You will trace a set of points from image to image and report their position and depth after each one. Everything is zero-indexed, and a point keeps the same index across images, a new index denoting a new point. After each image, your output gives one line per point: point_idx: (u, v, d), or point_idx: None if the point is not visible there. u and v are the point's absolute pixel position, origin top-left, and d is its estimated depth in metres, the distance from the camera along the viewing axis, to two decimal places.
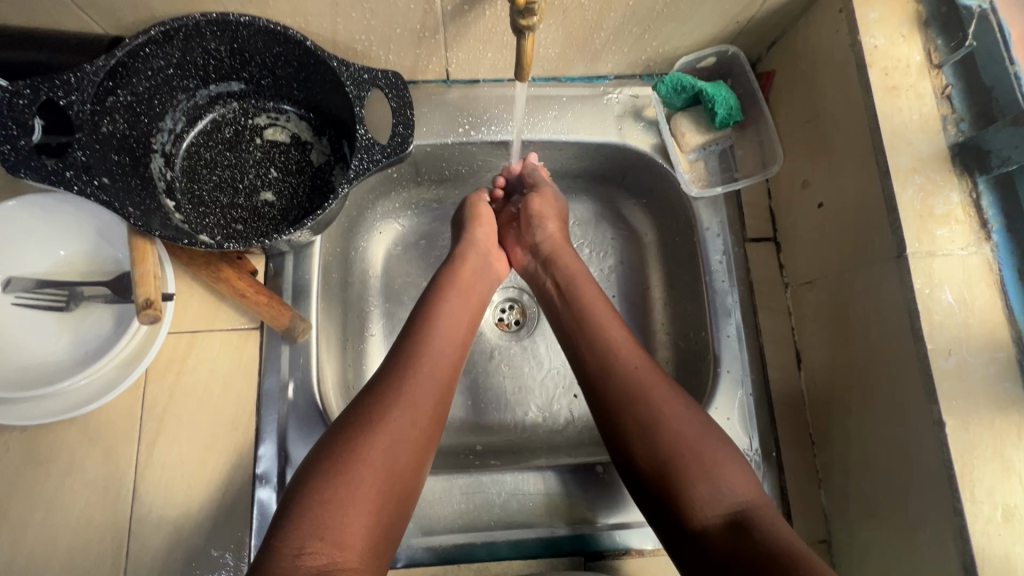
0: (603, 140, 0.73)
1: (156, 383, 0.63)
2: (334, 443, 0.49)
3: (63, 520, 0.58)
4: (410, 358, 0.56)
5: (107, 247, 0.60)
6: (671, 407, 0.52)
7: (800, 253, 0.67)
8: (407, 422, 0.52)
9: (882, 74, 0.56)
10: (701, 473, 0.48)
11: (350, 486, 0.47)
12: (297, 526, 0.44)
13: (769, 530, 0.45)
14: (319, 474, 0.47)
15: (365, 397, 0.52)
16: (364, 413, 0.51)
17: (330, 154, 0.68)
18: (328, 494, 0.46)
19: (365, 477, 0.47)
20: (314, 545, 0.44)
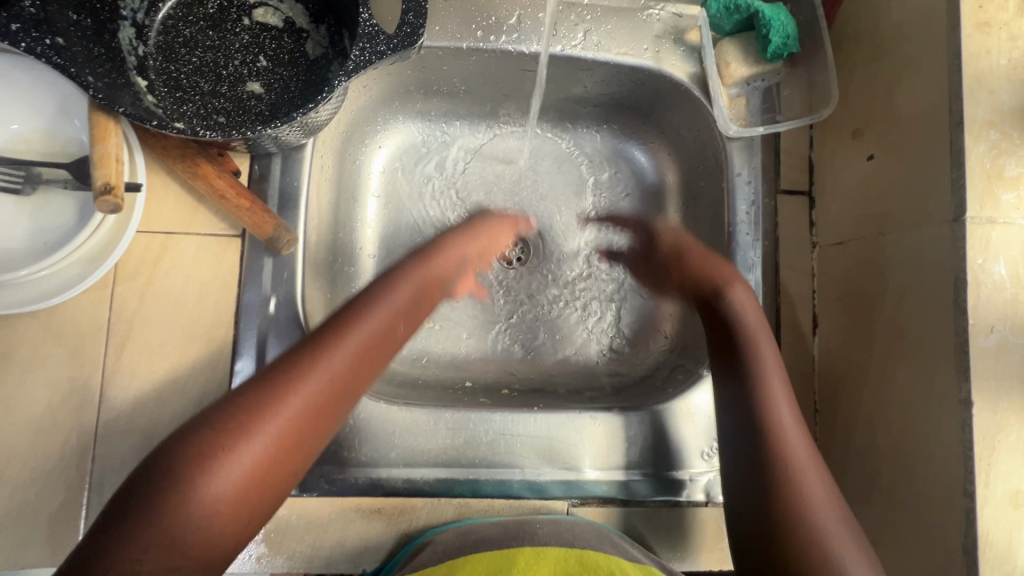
0: (637, 64, 0.65)
1: (126, 285, 0.58)
2: (204, 420, 0.41)
3: (26, 418, 0.55)
4: (313, 343, 0.47)
5: (69, 126, 0.53)
6: (790, 416, 0.52)
7: (836, 210, 0.62)
8: (303, 413, 0.44)
9: (975, 6, 0.48)
10: (797, 472, 0.49)
11: (205, 491, 0.39)
12: (132, 521, 0.37)
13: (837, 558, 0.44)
14: (170, 470, 0.39)
15: (246, 402, 0.43)
16: (236, 410, 0.42)
17: (327, 45, 0.60)
18: (177, 484, 0.39)
19: (238, 478, 0.40)
20: (160, 546, 0.37)
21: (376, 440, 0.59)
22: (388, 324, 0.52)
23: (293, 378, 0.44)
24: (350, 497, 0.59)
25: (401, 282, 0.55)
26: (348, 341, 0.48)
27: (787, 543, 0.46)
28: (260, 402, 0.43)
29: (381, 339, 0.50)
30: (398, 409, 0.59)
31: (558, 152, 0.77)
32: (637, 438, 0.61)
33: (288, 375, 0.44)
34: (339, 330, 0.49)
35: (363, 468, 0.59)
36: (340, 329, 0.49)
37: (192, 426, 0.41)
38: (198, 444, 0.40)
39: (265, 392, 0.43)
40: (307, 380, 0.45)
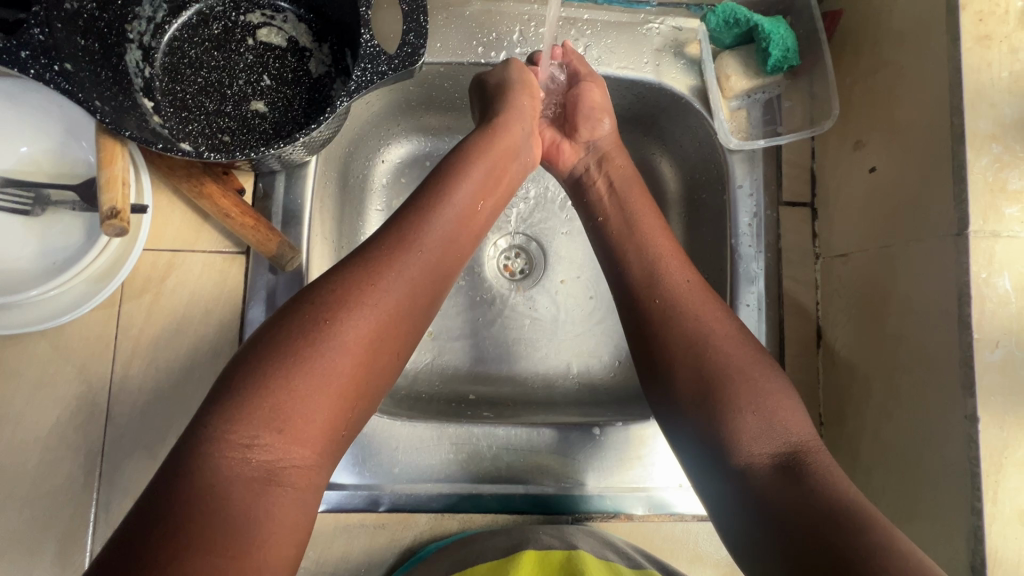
0: (637, 77, 0.65)
1: (132, 302, 0.58)
2: (296, 318, 0.42)
3: (34, 435, 0.56)
4: (394, 243, 0.47)
5: (77, 148, 0.54)
6: (734, 347, 0.48)
7: (839, 221, 0.61)
8: (388, 317, 0.45)
9: (974, 19, 0.48)
10: (756, 394, 0.45)
11: (309, 382, 0.40)
12: (237, 414, 0.39)
13: (823, 474, 0.41)
14: (271, 367, 0.40)
15: (314, 319, 0.42)
16: (321, 308, 0.43)
17: (331, 63, 0.61)
18: (280, 379, 0.40)
19: (320, 385, 0.41)
20: (267, 438, 0.39)
21: (379, 456, 0.59)
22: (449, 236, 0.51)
23: (361, 290, 0.44)
24: (354, 512, 0.59)
25: (473, 156, 0.55)
26: (425, 248, 0.48)
27: (756, 483, 0.42)
28: (328, 311, 0.43)
29: (449, 252, 0.50)
30: (401, 425, 0.59)
31: None
32: (640, 453, 0.61)
33: (350, 287, 0.44)
34: (396, 240, 0.48)
35: (365, 485, 0.58)
36: (399, 240, 0.47)
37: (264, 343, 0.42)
38: (278, 354, 0.41)
39: (332, 309, 0.43)
40: (377, 292, 0.45)
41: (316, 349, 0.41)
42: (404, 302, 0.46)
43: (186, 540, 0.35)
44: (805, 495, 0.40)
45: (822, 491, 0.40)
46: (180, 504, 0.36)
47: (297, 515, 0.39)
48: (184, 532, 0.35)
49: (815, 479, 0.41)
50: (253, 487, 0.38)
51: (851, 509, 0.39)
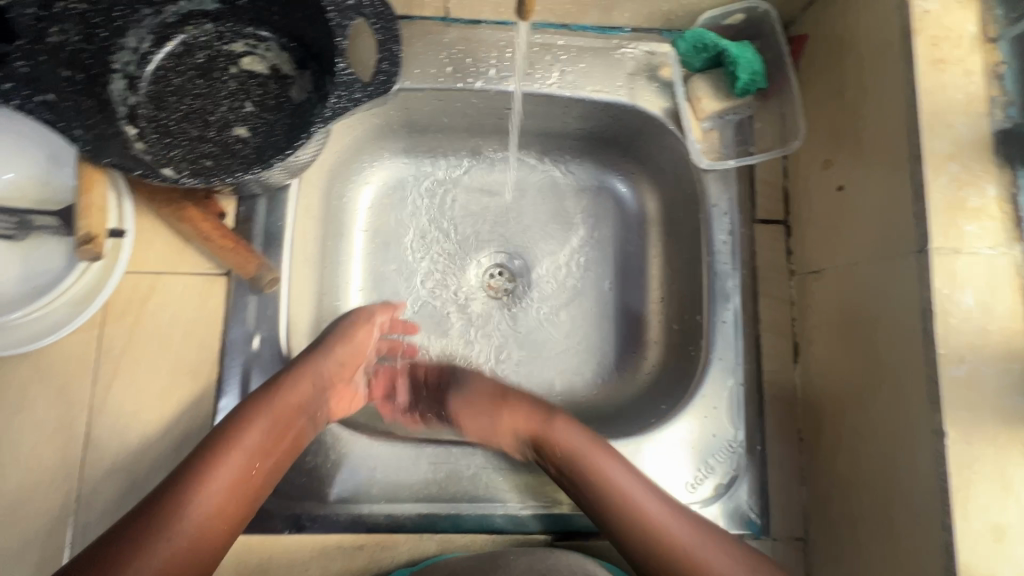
0: (612, 100, 0.67)
1: (113, 324, 0.59)
2: (235, 417, 0.55)
3: (11, 459, 0.56)
4: (274, 387, 0.57)
5: (61, 174, 0.55)
6: (575, 442, 0.58)
7: (812, 239, 0.62)
8: (281, 414, 0.56)
9: (929, 43, 0.49)
10: (598, 473, 0.56)
11: (225, 472, 0.52)
12: (178, 494, 0.50)
13: (642, 528, 0.54)
14: (201, 467, 0.52)
15: (215, 434, 0.54)
16: (223, 429, 0.54)
17: (312, 90, 0.62)
18: (205, 468, 0.52)
19: (204, 502, 0.51)
20: (202, 518, 0.50)
21: (358, 476, 0.59)
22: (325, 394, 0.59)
23: (245, 425, 0.54)
24: (331, 534, 0.58)
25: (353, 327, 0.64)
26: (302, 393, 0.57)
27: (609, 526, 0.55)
28: (220, 440, 0.54)
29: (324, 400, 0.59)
30: (380, 444, 0.60)
31: (542, 185, 0.78)
32: None
33: (238, 424, 0.54)
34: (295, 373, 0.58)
35: (345, 505, 0.59)
36: (288, 376, 0.58)
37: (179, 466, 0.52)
38: (180, 481, 0.51)
39: (244, 415, 0.55)
40: (284, 390, 0.57)
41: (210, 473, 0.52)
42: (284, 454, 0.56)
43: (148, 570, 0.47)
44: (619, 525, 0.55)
45: (649, 537, 0.53)
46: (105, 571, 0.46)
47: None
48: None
49: (629, 532, 0.54)
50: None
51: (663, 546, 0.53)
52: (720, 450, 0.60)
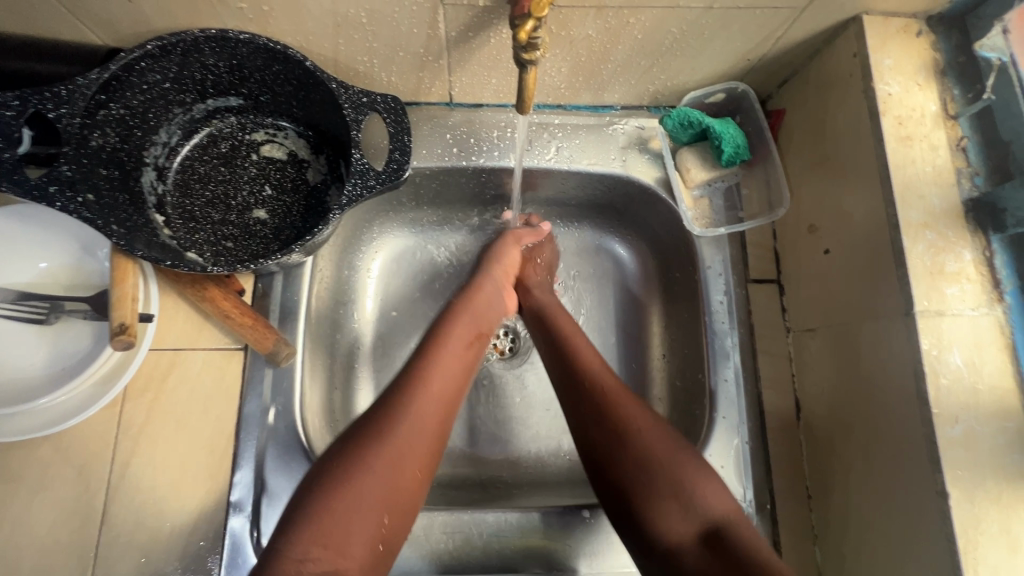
0: (607, 171, 0.71)
1: (133, 402, 0.61)
2: (357, 431, 0.48)
3: (30, 540, 0.57)
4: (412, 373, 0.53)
5: (93, 261, 0.59)
6: (654, 437, 0.52)
7: (803, 298, 0.65)
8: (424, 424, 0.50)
9: (895, 122, 0.54)
10: (675, 481, 0.49)
11: (359, 482, 0.45)
12: (296, 532, 0.42)
13: (741, 544, 0.46)
14: (322, 493, 0.44)
15: (356, 430, 0.48)
16: (370, 429, 0.48)
17: (326, 173, 0.67)
18: (339, 483, 0.44)
19: (355, 507, 0.44)
20: (317, 552, 0.42)
21: None
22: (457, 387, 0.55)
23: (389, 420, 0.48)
24: None
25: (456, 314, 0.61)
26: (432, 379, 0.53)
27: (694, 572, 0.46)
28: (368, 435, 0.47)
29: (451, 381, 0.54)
30: None
31: None
32: None
33: (387, 418, 0.49)
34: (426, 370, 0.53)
35: None
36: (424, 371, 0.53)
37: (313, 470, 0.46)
38: (325, 476, 0.45)
39: (378, 424, 0.48)
40: (428, 372, 0.53)
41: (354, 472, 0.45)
42: (437, 443, 0.50)
43: None
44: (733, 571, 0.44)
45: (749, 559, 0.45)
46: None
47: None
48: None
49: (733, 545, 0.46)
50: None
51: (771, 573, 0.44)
52: None
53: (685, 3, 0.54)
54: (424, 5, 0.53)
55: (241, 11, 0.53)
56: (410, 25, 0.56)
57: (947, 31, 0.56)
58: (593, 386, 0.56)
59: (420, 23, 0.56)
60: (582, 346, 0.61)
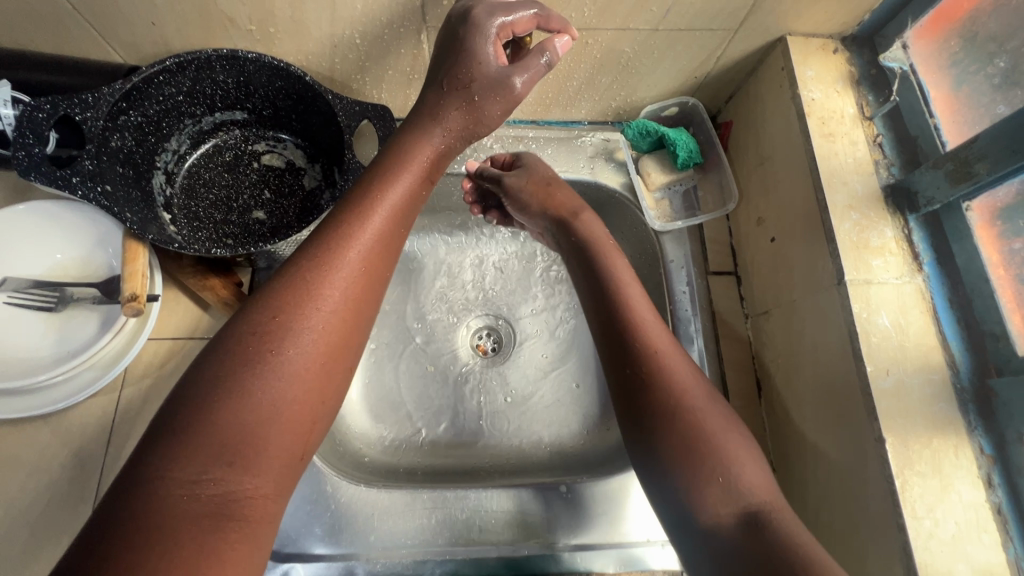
0: (577, 177, 0.79)
1: (131, 388, 0.64)
2: (239, 331, 0.42)
3: (23, 520, 0.58)
4: (316, 264, 0.46)
5: (100, 253, 0.63)
6: (708, 415, 0.52)
7: (756, 285, 0.71)
8: (338, 317, 0.45)
9: (819, 122, 0.62)
10: (719, 461, 0.49)
11: (263, 380, 0.40)
12: (179, 451, 0.36)
13: (785, 530, 0.45)
14: (211, 389, 0.39)
15: (238, 342, 0.41)
16: (259, 328, 0.42)
17: (321, 179, 0.74)
18: (229, 382, 0.39)
19: (273, 403, 0.40)
20: (217, 470, 0.37)
21: (356, 524, 0.62)
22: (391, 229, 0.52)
23: (328, 254, 0.47)
24: None
25: (366, 209, 0.50)
26: (340, 266, 0.46)
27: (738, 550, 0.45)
28: (312, 268, 0.45)
29: (364, 283, 0.48)
30: (378, 492, 0.63)
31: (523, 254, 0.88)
32: (607, 508, 0.64)
33: (298, 285, 0.44)
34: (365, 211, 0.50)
35: (342, 554, 0.60)
36: (364, 204, 0.50)
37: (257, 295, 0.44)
38: (275, 311, 0.43)
39: (266, 322, 0.42)
40: (332, 260, 0.46)
41: (308, 314, 0.43)
42: (339, 341, 0.45)
43: (131, 540, 0.32)
44: (768, 550, 0.43)
45: (788, 543, 0.44)
46: (185, 429, 0.37)
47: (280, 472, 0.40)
48: (211, 437, 0.37)
49: (775, 531, 0.45)
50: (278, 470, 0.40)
51: (812, 556, 0.42)
52: None
53: (634, 25, 0.63)
54: (410, 27, 0.61)
55: (251, 33, 0.61)
56: (397, 45, 0.64)
57: (859, 49, 0.66)
58: (655, 367, 0.54)
59: (407, 44, 0.64)
60: (642, 312, 0.59)
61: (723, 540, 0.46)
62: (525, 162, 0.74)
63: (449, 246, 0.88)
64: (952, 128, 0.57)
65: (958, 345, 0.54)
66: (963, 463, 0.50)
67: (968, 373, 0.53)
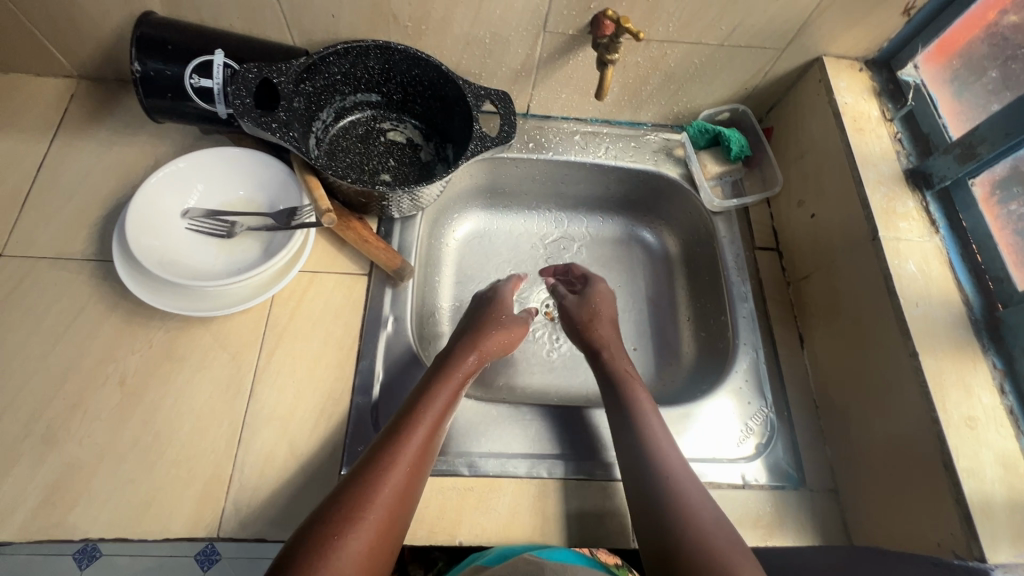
0: (643, 167, 0.94)
1: (278, 307, 0.76)
2: (329, 511, 0.54)
3: (191, 407, 0.68)
4: (378, 468, 0.57)
5: (263, 197, 0.76)
6: (714, 528, 0.60)
7: (798, 256, 0.86)
8: (395, 501, 0.57)
9: (851, 120, 0.78)
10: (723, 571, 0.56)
11: (353, 528, 0.53)
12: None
13: None
14: (310, 555, 0.51)
15: (320, 525, 0.53)
16: (345, 507, 0.54)
17: (435, 155, 0.89)
18: (332, 528, 0.53)
19: (365, 526, 0.54)
20: None
21: (466, 428, 0.72)
22: (444, 409, 0.64)
23: (394, 448, 0.59)
24: (444, 477, 0.68)
25: (429, 397, 0.65)
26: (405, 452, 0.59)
27: None
28: (364, 493, 0.56)
29: (414, 489, 0.59)
30: (485, 405, 0.74)
31: (586, 237, 1.03)
32: (678, 428, 0.75)
33: (365, 491, 0.56)
34: (426, 406, 0.63)
35: (455, 451, 0.70)
36: (426, 405, 0.63)
37: (347, 482, 0.57)
38: (349, 512, 0.54)
39: (355, 491, 0.56)
40: (389, 470, 0.58)
41: (384, 486, 0.57)
42: (399, 509, 0.57)
43: None
44: None
45: None
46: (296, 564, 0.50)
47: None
48: None
49: None
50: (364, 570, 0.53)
51: None
52: (756, 413, 0.77)
53: (705, 40, 0.80)
54: (531, 32, 0.78)
55: (406, 28, 0.78)
56: (518, 45, 0.80)
57: (879, 70, 0.83)
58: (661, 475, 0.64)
59: (525, 45, 0.81)
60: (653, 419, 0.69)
61: None
62: (583, 293, 0.85)
63: (525, 230, 1.02)
64: (957, 126, 0.74)
65: (971, 288, 0.67)
66: (982, 375, 0.62)
67: (980, 308, 0.66)
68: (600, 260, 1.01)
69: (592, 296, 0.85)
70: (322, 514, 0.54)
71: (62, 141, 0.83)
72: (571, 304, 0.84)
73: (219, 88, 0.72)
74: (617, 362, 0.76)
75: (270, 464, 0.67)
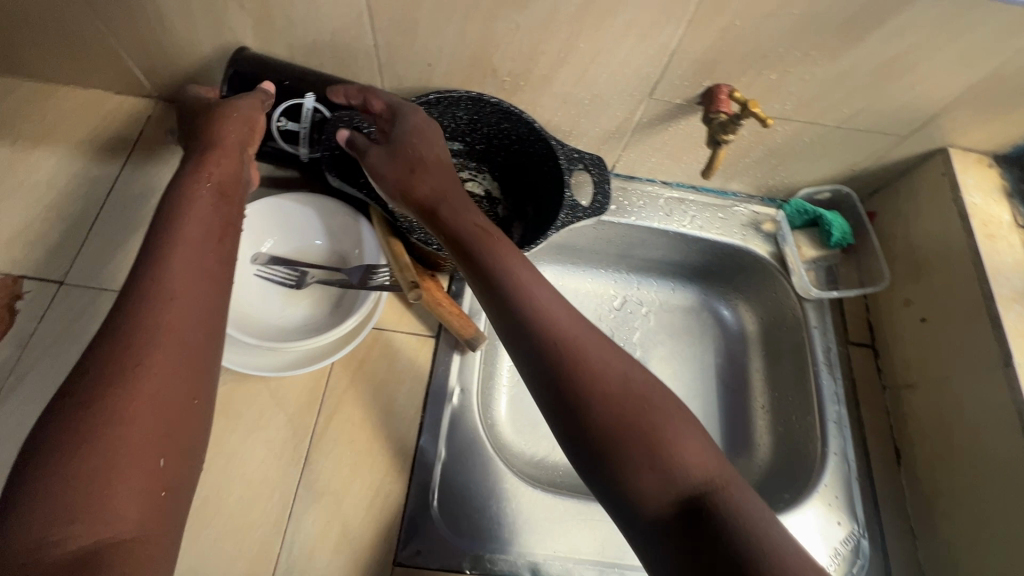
0: (729, 241, 0.88)
1: (340, 366, 0.71)
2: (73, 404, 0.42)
3: (242, 471, 0.64)
4: (116, 339, 0.45)
5: (338, 249, 0.74)
6: (625, 393, 0.47)
7: (900, 361, 0.79)
8: (160, 369, 0.45)
9: (981, 225, 0.72)
10: (654, 454, 0.44)
11: (110, 406, 0.42)
12: (44, 477, 0.39)
13: (730, 519, 0.42)
14: (58, 445, 0.40)
15: (66, 418, 0.41)
16: (85, 391, 0.42)
17: (512, 211, 0.84)
18: (84, 414, 0.41)
19: (129, 401, 0.43)
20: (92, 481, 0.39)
21: (533, 523, 0.67)
22: (198, 268, 0.51)
23: (132, 337, 0.45)
24: None
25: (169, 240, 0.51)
26: (160, 312, 0.47)
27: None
28: (113, 369, 0.43)
29: (184, 346, 0.47)
30: (554, 498, 0.68)
31: (657, 303, 0.97)
32: None
33: (111, 363, 0.44)
34: (155, 275, 0.49)
35: (520, 552, 0.65)
36: (158, 277, 0.49)
37: (72, 378, 0.44)
38: (91, 393, 0.42)
39: (100, 376, 0.43)
40: (138, 334, 0.45)
41: (144, 371, 0.44)
42: (174, 378, 0.45)
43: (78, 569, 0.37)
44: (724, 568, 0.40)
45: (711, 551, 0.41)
46: (51, 462, 0.39)
47: (150, 489, 0.42)
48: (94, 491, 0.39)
49: (728, 527, 0.41)
50: (147, 461, 0.42)
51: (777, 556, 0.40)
52: (846, 537, 0.69)
53: (821, 121, 0.74)
54: (636, 97, 0.73)
55: (503, 83, 0.73)
56: (617, 109, 0.75)
57: (1009, 167, 0.76)
58: (568, 353, 0.49)
59: (625, 109, 0.75)
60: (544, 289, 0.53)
61: (669, 540, 0.42)
62: (393, 141, 0.66)
63: (591, 289, 0.97)
64: None
65: None
66: None
67: None
68: (670, 330, 0.94)
69: (404, 137, 0.65)
70: (53, 416, 0.41)
71: (132, 167, 0.80)
72: (378, 161, 0.66)
73: (305, 132, 0.72)
74: (460, 219, 0.60)
75: (321, 544, 0.62)
